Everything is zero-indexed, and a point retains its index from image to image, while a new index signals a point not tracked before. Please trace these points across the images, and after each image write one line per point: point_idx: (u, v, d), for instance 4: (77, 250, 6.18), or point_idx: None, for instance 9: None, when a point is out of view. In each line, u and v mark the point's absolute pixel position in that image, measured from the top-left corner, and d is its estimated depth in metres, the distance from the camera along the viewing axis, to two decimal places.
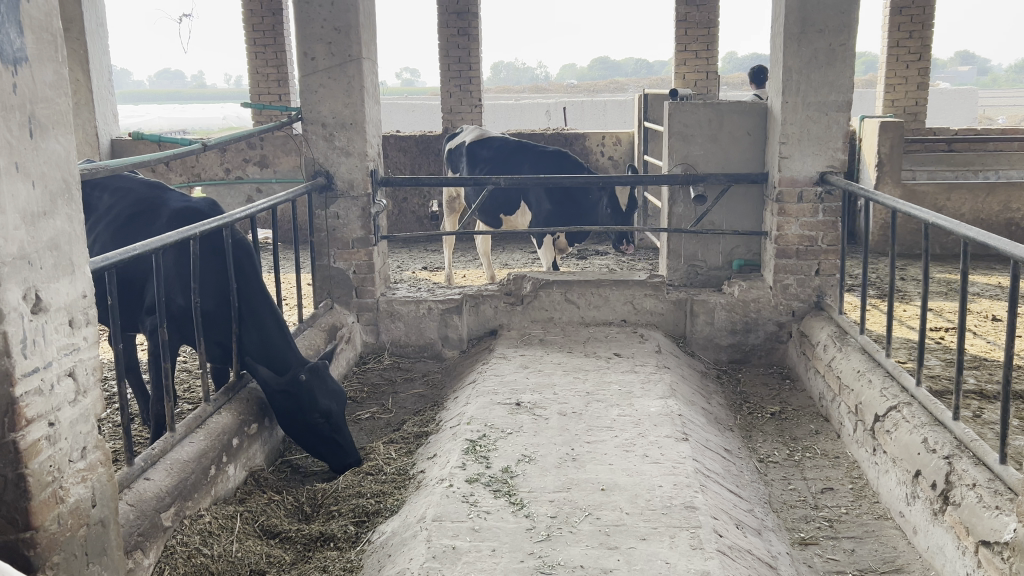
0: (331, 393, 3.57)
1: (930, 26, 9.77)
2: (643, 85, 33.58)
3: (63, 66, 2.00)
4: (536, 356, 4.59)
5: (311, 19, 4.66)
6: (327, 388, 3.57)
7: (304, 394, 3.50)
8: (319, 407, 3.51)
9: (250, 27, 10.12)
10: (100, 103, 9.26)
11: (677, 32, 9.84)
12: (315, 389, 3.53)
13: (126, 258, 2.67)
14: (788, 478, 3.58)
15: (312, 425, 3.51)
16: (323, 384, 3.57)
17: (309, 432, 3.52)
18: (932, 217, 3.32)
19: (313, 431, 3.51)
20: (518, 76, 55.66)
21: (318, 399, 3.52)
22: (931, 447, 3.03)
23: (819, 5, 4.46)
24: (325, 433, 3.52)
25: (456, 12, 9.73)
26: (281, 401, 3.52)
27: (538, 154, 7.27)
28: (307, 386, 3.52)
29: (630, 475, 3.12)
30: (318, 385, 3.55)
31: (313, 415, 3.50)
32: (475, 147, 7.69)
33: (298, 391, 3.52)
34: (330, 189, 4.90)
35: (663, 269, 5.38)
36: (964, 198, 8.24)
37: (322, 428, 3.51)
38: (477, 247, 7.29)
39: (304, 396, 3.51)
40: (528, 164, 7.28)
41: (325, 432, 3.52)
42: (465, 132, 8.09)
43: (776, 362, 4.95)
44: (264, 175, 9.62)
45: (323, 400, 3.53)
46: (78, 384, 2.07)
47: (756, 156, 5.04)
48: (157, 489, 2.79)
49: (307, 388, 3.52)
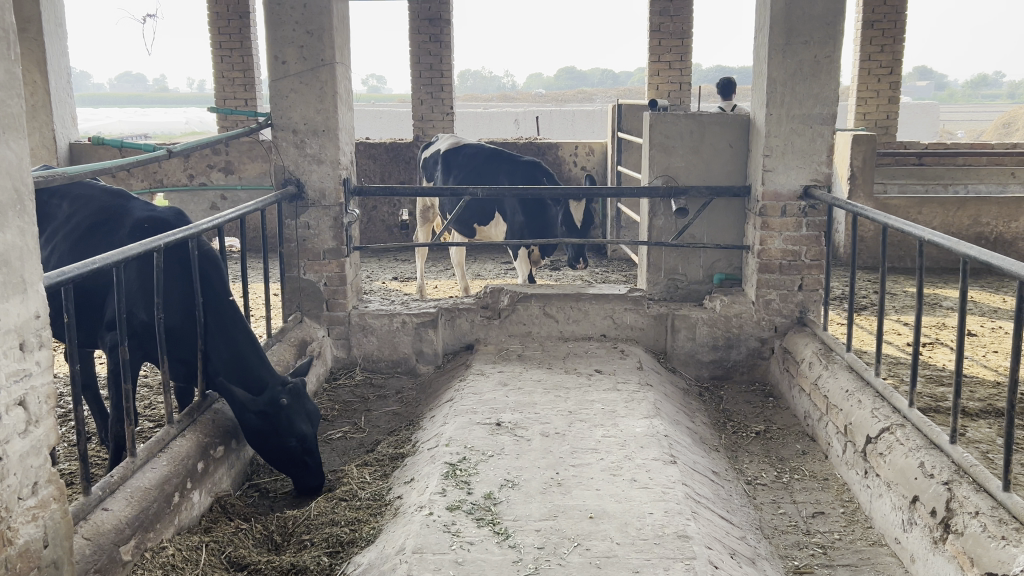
0: (308, 415, 3.44)
1: (902, 41, 9.83)
2: (610, 96, 33.67)
3: (16, 64, 1.82)
4: (515, 372, 4.44)
5: (282, 22, 4.49)
6: (306, 410, 3.43)
7: (282, 418, 3.35)
8: (296, 430, 3.37)
9: (216, 30, 9.88)
10: (58, 105, 8.95)
11: (650, 42, 9.79)
12: (294, 413, 3.39)
13: (85, 272, 2.47)
14: (777, 502, 3.46)
15: (288, 448, 3.36)
16: (301, 406, 3.42)
17: (285, 456, 3.37)
18: (928, 235, 3.19)
19: (291, 454, 3.37)
20: (484, 85, 55.57)
21: (297, 424, 3.37)
22: (928, 472, 2.93)
23: (805, 16, 4.39)
24: (300, 456, 3.38)
25: (427, 18, 9.58)
26: (255, 424, 3.35)
27: (514, 164, 7.15)
28: (287, 411, 3.37)
29: (618, 501, 2.98)
30: (297, 407, 3.41)
31: (291, 438, 3.36)
32: (450, 155, 7.54)
33: (276, 415, 3.36)
34: (301, 199, 4.72)
35: (642, 283, 5.26)
36: (935, 211, 8.25)
37: (298, 452, 3.37)
38: (451, 258, 7.10)
39: (282, 420, 3.35)
40: (504, 173, 7.15)
41: (301, 456, 3.38)
42: (439, 141, 7.96)
43: (758, 378, 4.85)
44: (229, 182, 9.39)
45: (302, 423, 3.39)
46: (29, 414, 1.89)
47: (738, 169, 4.95)
48: (116, 521, 2.59)
49: (285, 411, 3.37)
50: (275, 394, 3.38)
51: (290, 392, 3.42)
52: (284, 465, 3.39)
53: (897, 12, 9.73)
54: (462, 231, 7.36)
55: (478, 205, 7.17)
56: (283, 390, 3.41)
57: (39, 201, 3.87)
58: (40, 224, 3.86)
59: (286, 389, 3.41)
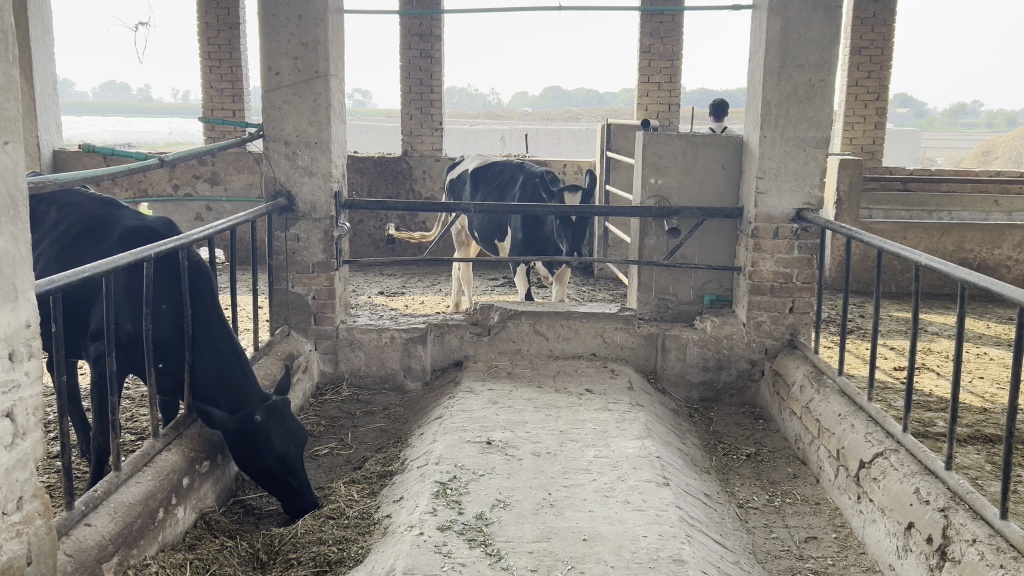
0: (288, 433, 3.36)
1: (888, 68, 9.94)
2: (596, 115, 33.85)
3: (13, 67, 1.77)
4: (506, 391, 4.39)
5: (277, 33, 4.46)
6: (284, 427, 3.35)
7: (258, 438, 3.29)
8: (274, 450, 3.30)
9: (205, 40, 9.83)
10: (43, 112, 8.90)
11: (640, 63, 9.84)
12: (271, 429, 3.32)
13: (73, 282, 2.43)
14: (770, 526, 3.43)
15: (267, 468, 3.31)
16: (279, 424, 3.35)
17: (266, 474, 3.31)
18: (925, 260, 3.18)
19: (271, 472, 3.31)
20: (470, 101, 55.71)
21: (273, 444, 3.30)
22: (923, 499, 2.91)
23: (800, 40, 4.41)
24: (282, 475, 3.31)
25: (419, 34, 9.59)
26: (236, 442, 3.29)
27: (527, 176, 7.18)
28: (262, 429, 3.30)
29: (612, 523, 2.95)
30: (272, 427, 3.32)
31: (269, 457, 3.29)
32: (477, 173, 7.82)
33: (254, 432, 3.29)
34: (291, 211, 4.66)
35: (633, 303, 5.23)
36: (919, 237, 8.31)
37: (278, 470, 3.31)
38: (459, 275, 7.27)
39: (257, 440, 3.29)
40: (517, 186, 7.24)
41: (283, 475, 3.31)
42: (467, 162, 8.27)
43: (747, 401, 4.84)
44: (214, 193, 9.34)
45: (279, 442, 3.32)
46: (17, 426, 1.83)
47: (729, 190, 4.96)
48: (99, 537, 2.51)
49: (260, 430, 3.30)
50: (249, 413, 3.31)
51: (265, 410, 3.35)
52: (263, 482, 3.33)
53: (884, 39, 9.85)
54: (489, 248, 7.60)
55: (493, 222, 7.30)
56: (259, 408, 3.34)
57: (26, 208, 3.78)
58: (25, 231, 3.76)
59: (263, 406, 3.35)
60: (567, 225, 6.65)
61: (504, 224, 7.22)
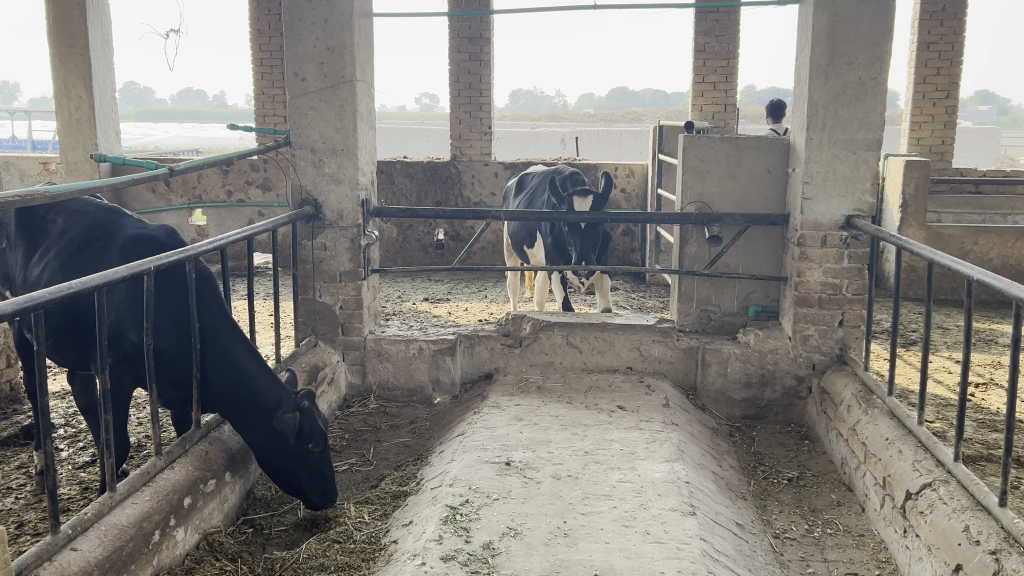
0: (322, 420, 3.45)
1: (959, 64, 9.45)
2: (659, 116, 33.47)
3: None
4: (533, 406, 4.22)
5: (303, 37, 4.37)
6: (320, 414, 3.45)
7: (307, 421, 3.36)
8: (316, 435, 3.37)
9: (257, 47, 9.89)
10: (103, 119, 9.10)
11: (694, 63, 9.55)
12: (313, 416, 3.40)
13: (58, 297, 2.31)
14: (807, 560, 3.18)
15: (307, 454, 3.35)
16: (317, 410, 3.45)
17: (303, 464, 3.35)
18: (976, 273, 2.89)
19: (309, 460, 3.35)
20: (535, 103, 55.66)
21: (316, 429, 3.37)
22: (974, 538, 2.63)
23: (850, 35, 4.13)
24: (317, 465, 3.36)
25: (468, 37, 9.50)
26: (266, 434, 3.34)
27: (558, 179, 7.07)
28: (310, 413, 3.38)
29: (628, 557, 2.74)
30: (315, 411, 3.43)
31: (311, 443, 3.36)
32: (522, 182, 7.79)
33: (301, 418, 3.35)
34: (318, 219, 4.56)
35: (673, 313, 5.00)
36: (992, 242, 7.83)
37: (316, 457, 3.36)
38: (508, 285, 7.23)
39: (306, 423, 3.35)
40: (545, 191, 7.10)
41: (319, 463, 3.37)
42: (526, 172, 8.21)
43: (794, 420, 4.56)
44: (266, 199, 9.41)
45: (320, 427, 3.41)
46: None
47: (776, 196, 4.68)
48: (84, 562, 2.41)
49: (307, 415, 3.38)
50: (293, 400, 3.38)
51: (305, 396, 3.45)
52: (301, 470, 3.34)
53: (954, 33, 9.37)
54: (523, 254, 7.40)
55: (525, 228, 7.15)
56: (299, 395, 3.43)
57: (33, 217, 3.74)
58: (33, 240, 3.72)
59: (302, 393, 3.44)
60: (576, 233, 6.40)
61: (535, 229, 7.04)
